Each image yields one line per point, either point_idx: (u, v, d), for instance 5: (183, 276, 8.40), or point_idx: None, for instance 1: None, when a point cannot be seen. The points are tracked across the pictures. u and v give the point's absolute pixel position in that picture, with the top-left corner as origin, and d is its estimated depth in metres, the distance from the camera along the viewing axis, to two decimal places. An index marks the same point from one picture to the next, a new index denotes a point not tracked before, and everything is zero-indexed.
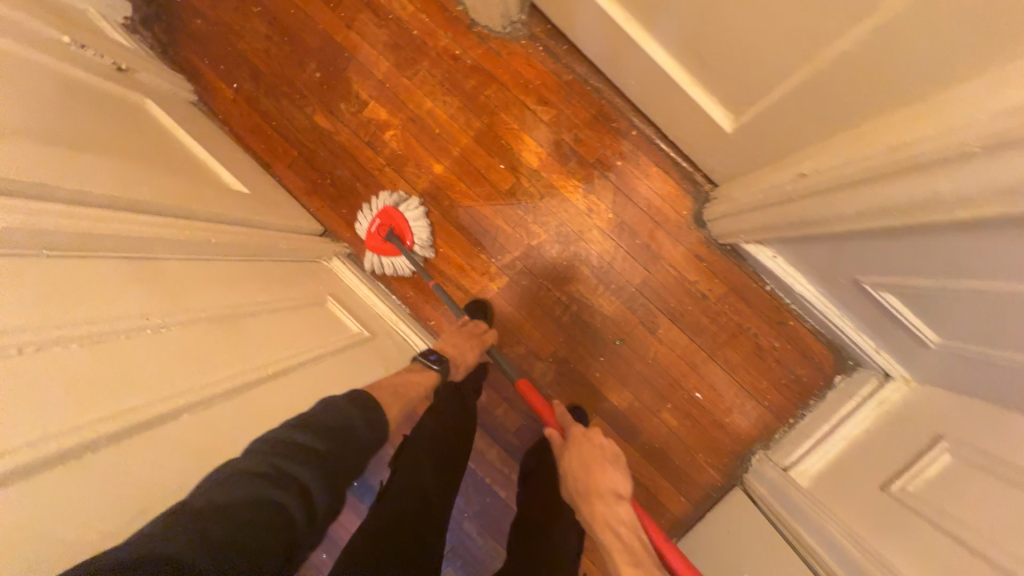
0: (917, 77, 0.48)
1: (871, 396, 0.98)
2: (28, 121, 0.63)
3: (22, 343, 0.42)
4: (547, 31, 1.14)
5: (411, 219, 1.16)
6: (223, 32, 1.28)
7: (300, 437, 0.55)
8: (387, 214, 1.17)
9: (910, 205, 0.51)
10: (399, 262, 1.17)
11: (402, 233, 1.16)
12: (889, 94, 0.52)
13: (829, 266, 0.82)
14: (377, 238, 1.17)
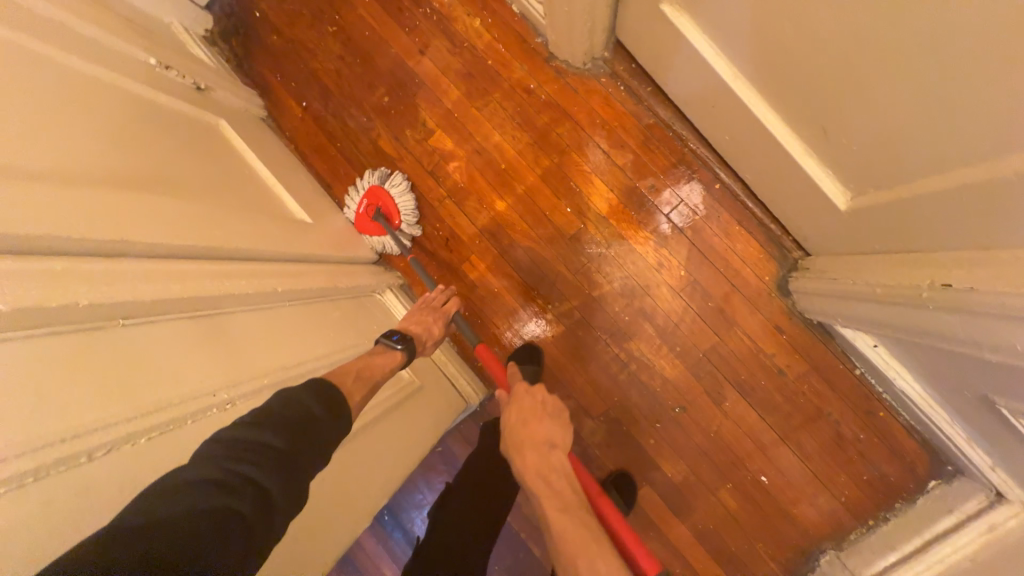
0: None
1: (977, 515, 0.84)
2: (115, 172, 0.63)
3: (91, 450, 0.41)
4: (630, 69, 1.06)
5: (394, 194, 1.15)
6: (297, 48, 1.27)
7: (257, 438, 0.49)
8: (375, 193, 1.17)
9: None
10: (387, 241, 1.17)
11: (389, 212, 1.16)
12: None
13: (952, 375, 0.71)
14: (367, 219, 1.18)
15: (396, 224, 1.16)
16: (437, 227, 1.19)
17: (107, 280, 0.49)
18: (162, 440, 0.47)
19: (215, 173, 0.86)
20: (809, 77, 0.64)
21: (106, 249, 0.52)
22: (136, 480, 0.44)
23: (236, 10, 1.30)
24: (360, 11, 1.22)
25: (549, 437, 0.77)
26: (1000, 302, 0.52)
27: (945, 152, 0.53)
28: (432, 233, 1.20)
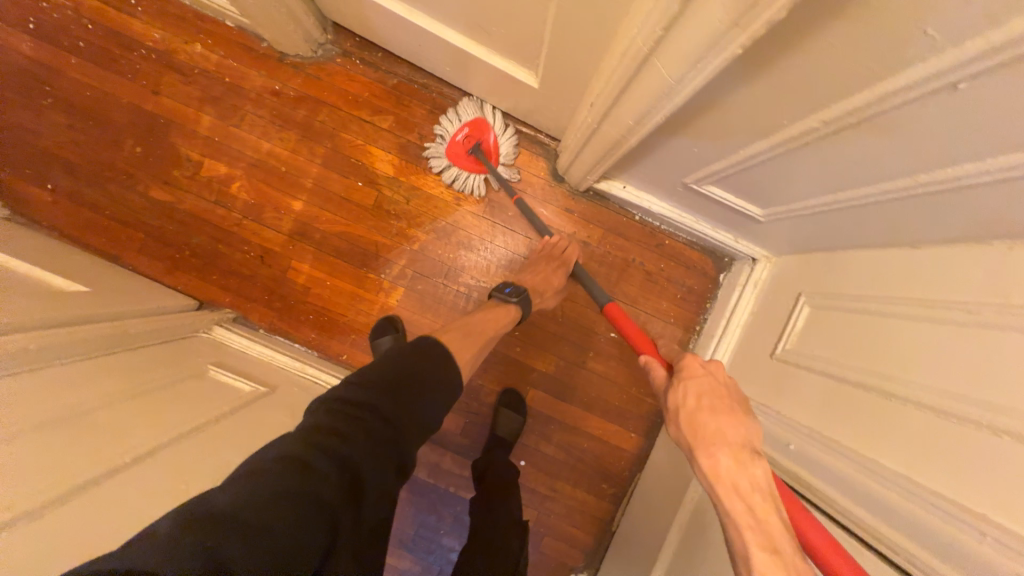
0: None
1: (747, 281, 1.07)
2: None
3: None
4: (356, 43, 1.15)
5: (500, 134, 1.12)
6: (18, 133, 1.16)
7: (358, 408, 0.61)
8: (478, 125, 1.12)
9: (653, 101, 0.56)
10: (479, 177, 1.14)
11: (488, 148, 1.13)
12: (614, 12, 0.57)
13: (662, 178, 0.89)
14: (462, 148, 1.12)
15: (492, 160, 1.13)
16: (247, 250, 1.18)
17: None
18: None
19: None
20: None
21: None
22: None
23: None
24: (71, 74, 1.15)
25: (746, 442, 0.61)
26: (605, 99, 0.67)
27: (532, 4, 0.67)
28: (244, 257, 1.18)
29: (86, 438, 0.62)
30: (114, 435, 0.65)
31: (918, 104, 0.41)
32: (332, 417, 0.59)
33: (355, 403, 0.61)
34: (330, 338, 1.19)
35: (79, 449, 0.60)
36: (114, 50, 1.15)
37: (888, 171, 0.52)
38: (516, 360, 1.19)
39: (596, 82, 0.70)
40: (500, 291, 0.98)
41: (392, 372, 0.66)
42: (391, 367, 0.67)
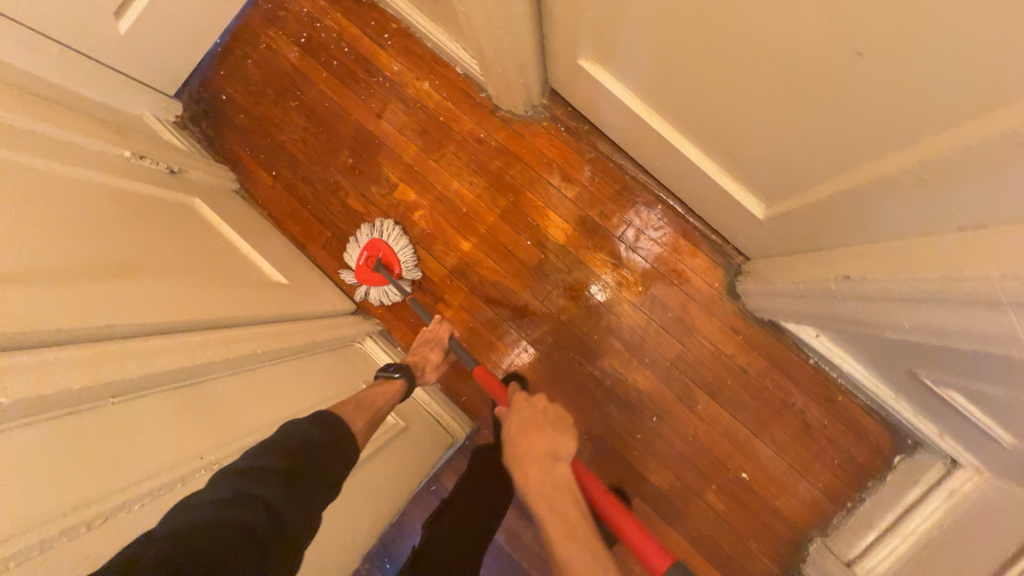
0: (969, 214, 0.47)
1: (939, 484, 0.90)
2: (104, 256, 0.71)
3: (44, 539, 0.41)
4: (567, 112, 1.17)
5: (396, 247, 1.22)
6: (264, 124, 1.37)
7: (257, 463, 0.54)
8: (374, 245, 1.23)
9: (979, 337, 0.48)
10: (390, 290, 1.21)
11: (389, 262, 1.22)
12: (942, 222, 0.50)
13: (883, 355, 0.78)
14: (366, 270, 1.22)
15: (395, 273, 1.22)
16: None
17: (75, 366, 0.51)
18: (111, 523, 0.47)
19: (193, 252, 0.91)
20: (706, 113, 0.75)
21: (63, 338, 0.55)
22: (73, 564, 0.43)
23: (202, 95, 1.41)
24: (319, 86, 1.33)
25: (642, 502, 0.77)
26: (875, 288, 0.59)
27: (822, 163, 0.61)
28: None
29: None
30: None
31: None
32: (257, 467, 0.54)
33: (262, 458, 0.55)
34: (454, 377, 1.23)
35: None
36: (358, 73, 1.30)
37: None
38: (629, 463, 1.13)
39: (864, 259, 0.63)
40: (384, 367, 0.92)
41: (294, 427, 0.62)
42: (294, 430, 0.61)
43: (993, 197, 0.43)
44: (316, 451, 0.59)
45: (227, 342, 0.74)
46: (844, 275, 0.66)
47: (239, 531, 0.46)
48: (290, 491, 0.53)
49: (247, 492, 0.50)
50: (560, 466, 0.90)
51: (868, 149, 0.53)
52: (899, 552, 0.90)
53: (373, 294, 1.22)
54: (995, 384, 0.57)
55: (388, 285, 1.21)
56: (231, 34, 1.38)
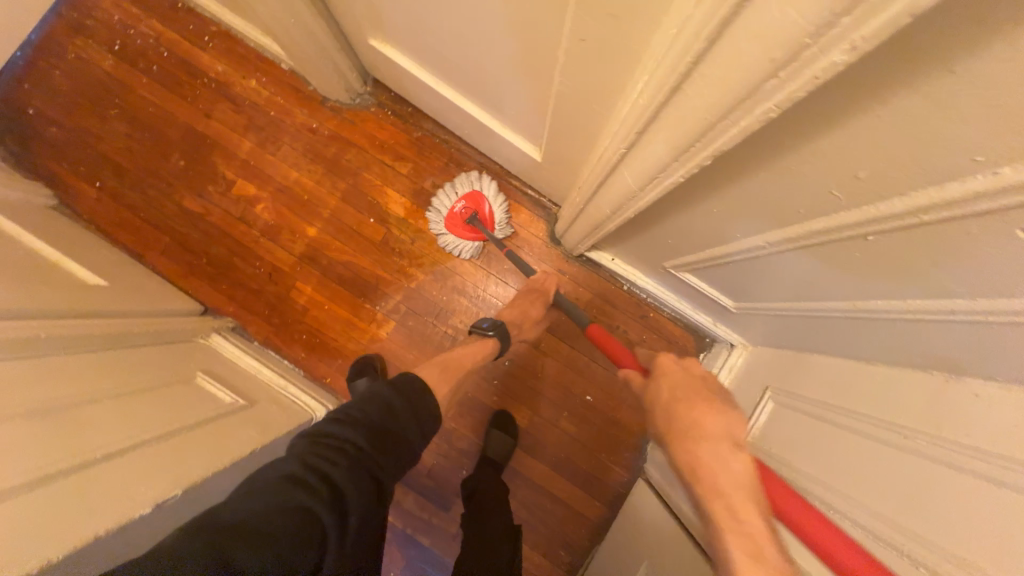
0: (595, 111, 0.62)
1: (723, 364, 1.10)
2: None
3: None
4: (391, 97, 1.27)
5: (494, 202, 1.20)
6: (81, 135, 1.31)
7: (339, 436, 0.63)
8: (474, 198, 1.20)
9: (626, 201, 0.62)
10: (475, 245, 1.20)
11: (483, 218, 1.19)
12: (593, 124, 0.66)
13: (647, 258, 0.94)
14: (457, 219, 1.20)
15: (490, 229, 1.20)
16: (258, 265, 1.27)
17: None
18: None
19: None
20: (467, 74, 0.88)
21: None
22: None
23: (3, 112, 1.31)
24: (140, 92, 1.30)
25: (729, 431, 0.60)
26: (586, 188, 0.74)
27: (537, 98, 0.76)
28: (254, 271, 1.27)
29: (71, 426, 0.66)
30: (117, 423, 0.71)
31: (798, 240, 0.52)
32: (332, 440, 0.63)
33: (339, 432, 0.64)
34: (317, 360, 1.24)
35: (86, 434, 0.66)
36: (181, 77, 1.30)
37: (842, 293, 0.59)
38: (491, 408, 1.22)
39: (584, 170, 0.78)
40: (479, 325, 1.03)
41: (382, 403, 0.70)
42: (374, 399, 0.69)
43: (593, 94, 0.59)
44: (381, 425, 0.67)
45: (10, 327, 0.71)
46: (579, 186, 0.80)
47: (287, 510, 0.54)
48: (357, 468, 0.62)
49: (318, 470, 0.59)
50: (739, 458, 0.57)
51: (542, 73, 0.66)
52: None
53: (454, 244, 1.21)
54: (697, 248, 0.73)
55: (474, 240, 1.20)
56: (30, 46, 1.31)
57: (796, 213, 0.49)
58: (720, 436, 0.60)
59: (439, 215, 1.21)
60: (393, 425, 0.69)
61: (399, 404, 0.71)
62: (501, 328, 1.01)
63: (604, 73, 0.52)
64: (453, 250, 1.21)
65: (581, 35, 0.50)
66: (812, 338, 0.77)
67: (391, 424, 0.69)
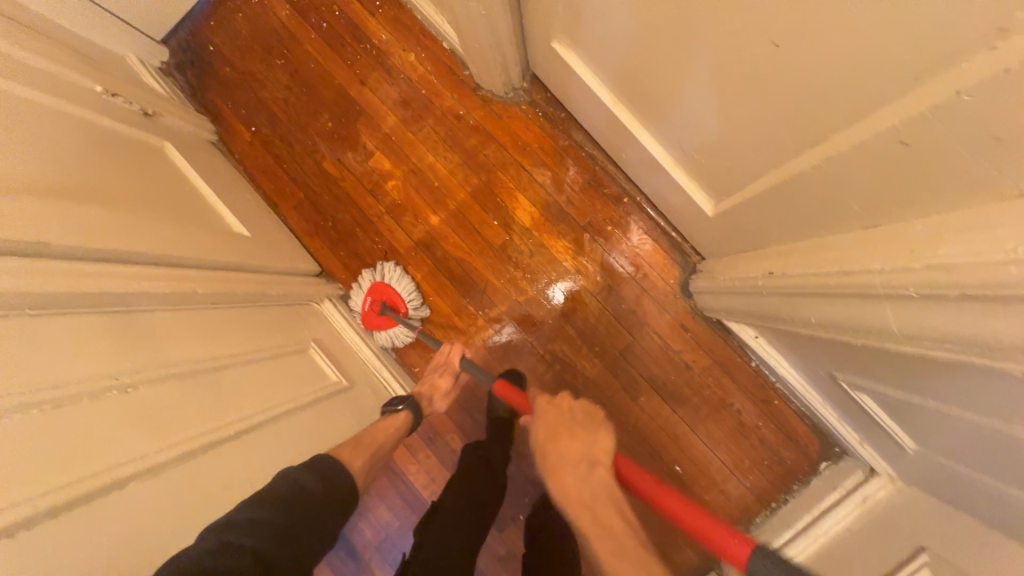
0: (854, 213, 0.50)
1: (854, 490, 0.95)
2: (60, 178, 0.70)
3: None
4: (546, 98, 1.19)
5: (399, 286, 1.19)
6: (247, 79, 1.37)
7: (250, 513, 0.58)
8: (378, 289, 1.20)
9: (859, 329, 0.50)
10: (400, 329, 1.18)
11: (394, 303, 1.19)
12: (836, 221, 0.53)
13: (809, 359, 0.81)
14: (372, 315, 1.19)
15: (402, 313, 1.19)
16: (376, 240, 1.27)
17: (28, 273, 0.54)
18: (53, 413, 0.49)
19: (154, 189, 0.91)
20: (660, 108, 0.77)
21: (18, 247, 0.57)
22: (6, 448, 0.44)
23: (190, 45, 1.40)
24: (306, 46, 1.33)
25: (588, 454, 0.74)
26: (788, 281, 0.61)
27: (755, 161, 0.63)
28: (372, 245, 1.28)
29: (198, 394, 0.67)
30: (237, 396, 0.73)
31: None
32: (238, 520, 0.57)
33: (248, 510, 0.59)
34: (409, 348, 1.23)
35: (212, 406, 0.68)
36: (345, 39, 1.30)
37: None
38: None
39: (783, 255, 0.65)
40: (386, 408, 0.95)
41: (288, 476, 0.66)
42: (281, 478, 0.65)
43: (870, 197, 0.46)
44: (299, 497, 0.64)
45: (169, 278, 0.75)
46: (768, 271, 0.68)
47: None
48: (277, 538, 0.58)
49: (236, 544, 0.53)
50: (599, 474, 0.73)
51: (786, 146, 0.54)
52: (808, 551, 0.94)
53: (385, 338, 1.19)
54: (913, 392, 0.58)
55: (396, 326, 1.18)
56: None
57: None
58: (580, 457, 0.75)
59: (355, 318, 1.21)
60: (307, 495, 0.65)
61: (308, 481, 0.67)
62: (411, 401, 0.93)
63: (921, 187, 0.40)
64: (389, 343, 1.19)
65: (914, 138, 0.38)
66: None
67: (308, 494, 0.66)
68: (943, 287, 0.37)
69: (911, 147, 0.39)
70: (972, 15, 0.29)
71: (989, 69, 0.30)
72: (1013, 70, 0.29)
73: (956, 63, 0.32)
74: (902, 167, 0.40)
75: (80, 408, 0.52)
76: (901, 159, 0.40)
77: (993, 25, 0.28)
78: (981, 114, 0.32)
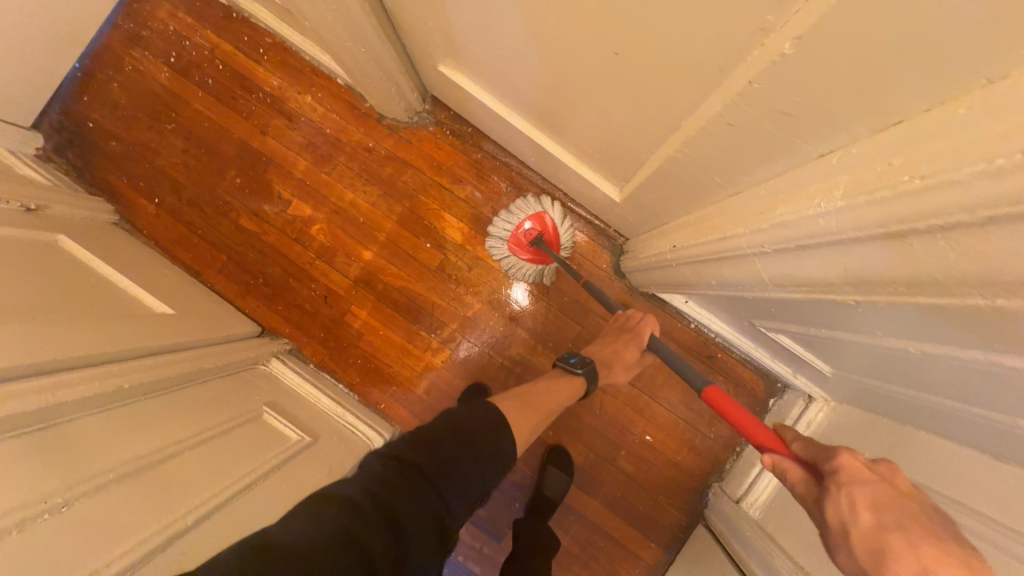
0: (715, 187, 0.56)
1: (799, 418, 1.04)
2: None
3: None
4: (450, 115, 1.22)
5: (563, 226, 1.15)
6: (139, 149, 1.30)
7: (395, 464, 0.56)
8: (541, 219, 1.15)
9: (743, 284, 0.57)
10: (536, 267, 1.16)
11: (551, 240, 1.15)
12: (708, 194, 0.60)
13: (731, 312, 0.88)
14: (523, 241, 1.15)
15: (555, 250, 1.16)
16: (313, 287, 1.25)
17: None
18: None
19: (54, 287, 0.86)
20: (549, 116, 0.82)
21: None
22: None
23: (66, 125, 1.31)
24: (196, 105, 1.28)
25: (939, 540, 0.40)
26: (686, 251, 0.67)
27: (636, 150, 0.68)
28: (309, 293, 1.25)
29: (149, 492, 0.65)
30: (193, 483, 0.71)
31: (951, 360, 0.45)
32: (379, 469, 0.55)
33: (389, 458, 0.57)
34: (370, 386, 1.23)
35: (164, 500, 0.66)
36: (237, 91, 1.27)
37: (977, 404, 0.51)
38: (547, 443, 1.19)
39: (680, 229, 0.71)
40: (564, 361, 0.95)
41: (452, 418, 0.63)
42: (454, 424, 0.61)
43: (722, 171, 0.53)
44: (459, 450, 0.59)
45: (91, 380, 0.71)
46: (672, 245, 0.74)
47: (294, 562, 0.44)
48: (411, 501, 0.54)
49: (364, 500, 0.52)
50: None
51: (653, 136, 0.60)
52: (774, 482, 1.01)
53: (519, 269, 1.17)
54: (811, 326, 0.66)
55: (539, 262, 1.16)
56: (90, 57, 1.30)
57: (962, 338, 0.40)
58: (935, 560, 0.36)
59: (500, 233, 1.17)
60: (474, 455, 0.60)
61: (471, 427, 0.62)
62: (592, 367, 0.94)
63: (753, 158, 0.46)
64: (516, 274, 1.18)
65: (733, 120, 0.44)
66: (926, 421, 0.68)
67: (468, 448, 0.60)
68: (784, 241, 0.44)
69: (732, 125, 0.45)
70: (741, 20, 0.35)
71: (763, 61, 0.36)
72: (778, 63, 0.35)
73: (744, 57, 0.38)
74: (735, 145, 0.47)
75: (11, 541, 0.50)
76: (731, 138, 0.46)
77: (757, 26, 0.35)
78: (771, 96, 0.38)
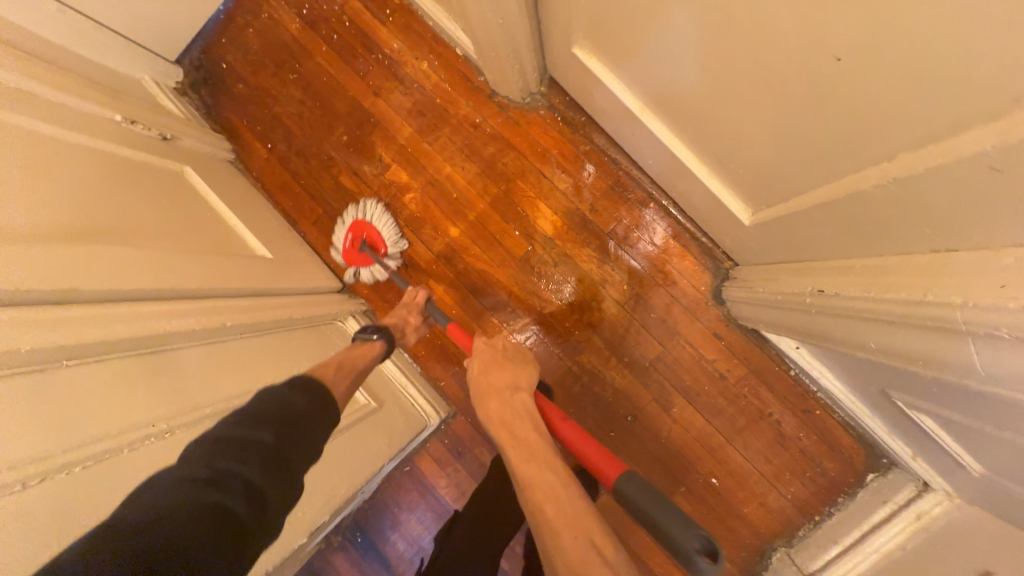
0: (921, 237, 0.46)
1: (906, 505, 0.89)
2: (88, 219, 0.71)
3: (24, 479, 0.44)
4: (565, 101, 1.15)
5: (380, 225, 1.20)
6: (262, 95, 1.36)
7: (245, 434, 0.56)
8: (359, 226, 1.21)
9: (928, 361, 0.47)
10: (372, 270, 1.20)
11: (375, 242, 1.21)
12: (902, 242, 0.49)
13: (862, 375, 0.75)
14: (354, 252, 1.20)
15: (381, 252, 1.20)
16: None
17: (61, 325, 0.55)
18: (95, 470, 0.50)
19: (178, 219, 0.91)
20: (694, 118, 0.73)
21: (48, 297, 0.57)
22: (48, 510, 0.45)
23: (204, 63, 1.39)
24: (318, 58, 1.31)
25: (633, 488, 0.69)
26: (843, 303, 0.57)
27: (804, 174, 0.58)
28: None
29: None
30: None
31: None
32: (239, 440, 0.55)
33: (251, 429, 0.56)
34: (434, 362, 1.23)
35: None
36: (358, 49, 1.28)
37: None
38: None
39: (836, 274, 0.60)
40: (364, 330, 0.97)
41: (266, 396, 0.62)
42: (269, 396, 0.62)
43: (946, 222, 0.42)
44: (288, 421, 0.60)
45: (199, 312, 0.75)
46: (817, 289, 0.63)
47: (218, 516, 0.46)
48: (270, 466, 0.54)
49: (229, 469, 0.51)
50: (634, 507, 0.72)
51: (844, 163, 0.50)
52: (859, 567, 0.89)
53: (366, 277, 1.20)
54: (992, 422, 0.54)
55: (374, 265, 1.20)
56: (234, 1, 1.37)
57: None
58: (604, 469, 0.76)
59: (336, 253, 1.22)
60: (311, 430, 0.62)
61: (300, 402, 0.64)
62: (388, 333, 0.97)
63: (1014, 213, 0.35)
64: (370, 280, 1.21)
65: (1009, 165, 0.34)
66: None
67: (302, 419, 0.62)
68: None
69: (1002, 168, 0.35)
70: None
71: None
72: None
73: None
74: (994, 196, 0.36)
75: (122, 459, 0.53)
76: (991, 188, 0.36)
77: None
78: None
